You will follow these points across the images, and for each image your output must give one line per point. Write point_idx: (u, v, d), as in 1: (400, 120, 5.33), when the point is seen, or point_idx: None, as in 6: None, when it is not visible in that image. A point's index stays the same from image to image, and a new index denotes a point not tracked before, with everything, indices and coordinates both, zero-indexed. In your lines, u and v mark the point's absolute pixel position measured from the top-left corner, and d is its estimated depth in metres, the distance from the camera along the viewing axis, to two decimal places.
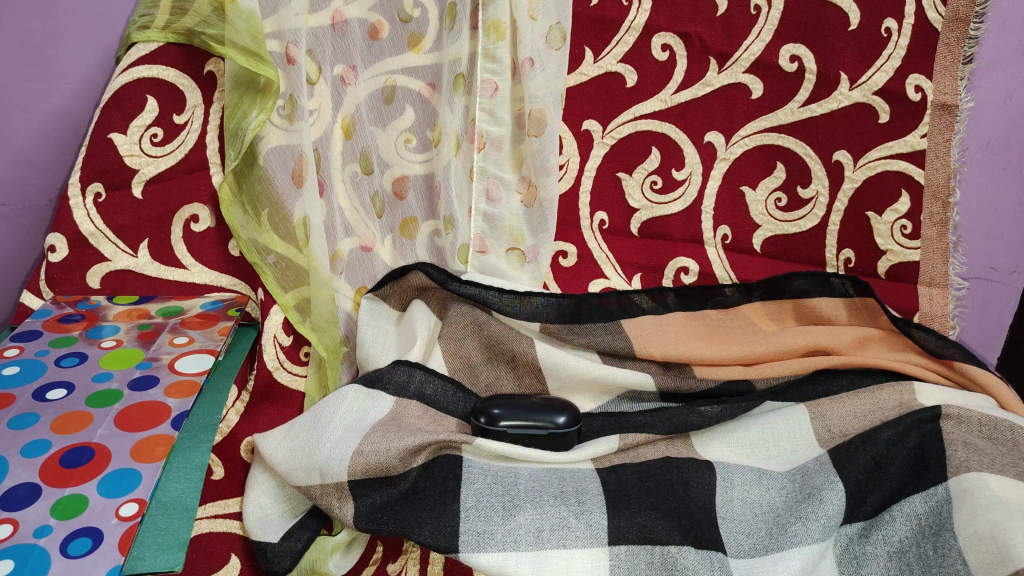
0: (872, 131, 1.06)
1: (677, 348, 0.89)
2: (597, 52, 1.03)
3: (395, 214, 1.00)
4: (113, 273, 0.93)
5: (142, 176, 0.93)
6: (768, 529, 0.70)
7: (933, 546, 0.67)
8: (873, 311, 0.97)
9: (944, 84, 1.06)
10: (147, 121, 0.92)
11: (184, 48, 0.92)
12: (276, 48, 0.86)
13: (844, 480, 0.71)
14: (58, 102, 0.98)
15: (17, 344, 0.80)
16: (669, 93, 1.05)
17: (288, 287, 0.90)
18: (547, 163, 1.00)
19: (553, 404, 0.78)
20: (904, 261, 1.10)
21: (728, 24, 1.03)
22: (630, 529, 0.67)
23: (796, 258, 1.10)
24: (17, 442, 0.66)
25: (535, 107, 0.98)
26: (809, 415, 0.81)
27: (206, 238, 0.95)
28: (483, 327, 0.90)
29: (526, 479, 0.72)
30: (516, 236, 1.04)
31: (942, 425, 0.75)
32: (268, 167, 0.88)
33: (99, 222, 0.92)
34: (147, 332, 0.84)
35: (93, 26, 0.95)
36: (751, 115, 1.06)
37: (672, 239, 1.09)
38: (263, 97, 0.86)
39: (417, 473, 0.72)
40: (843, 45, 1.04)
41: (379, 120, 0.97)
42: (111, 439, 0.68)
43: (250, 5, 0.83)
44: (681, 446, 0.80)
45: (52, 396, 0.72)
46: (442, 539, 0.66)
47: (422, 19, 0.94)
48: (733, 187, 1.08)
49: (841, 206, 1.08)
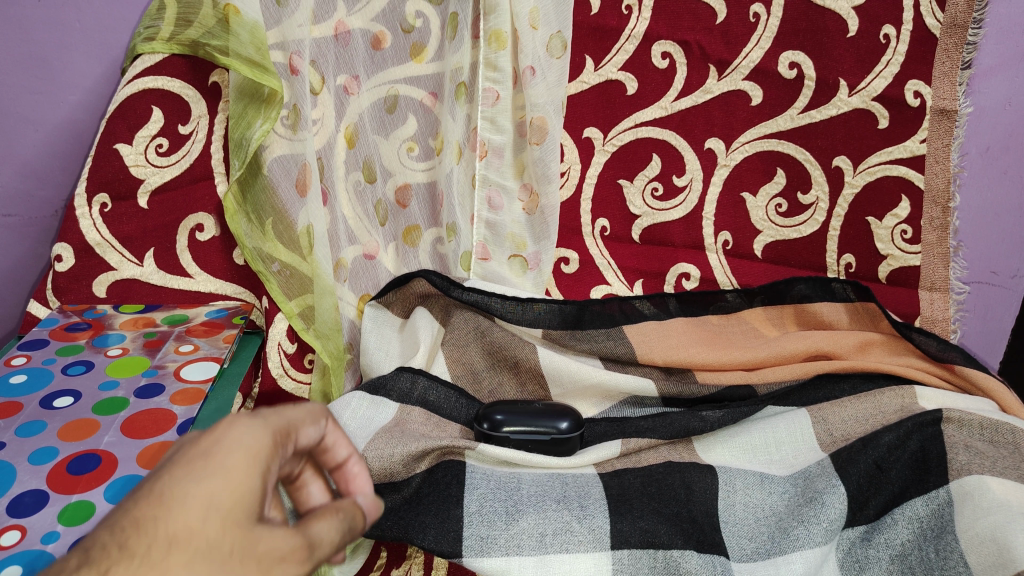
0: (872, 136, 1.07)
1: (679, 353, 0.90)
2: (597, 61, 1.04)
3: (398, 223, 1.01)
4: (118, 282, 0.94)
5: (147, 187, 0.94)
6: (771, 533, 0.70)
7: (935, 549, 0.67)
8: (874, 315, 0.97)
9: (943, 89, 1.06)
10: (153, 131, 0.94)
11: (190, 60, 0.94)
12: (281, 59, 0.87)
13: (846, 484, 0.72)
14: (63, 114, 0.99)
15: (24, 352, 0.80)
16: (669, 101, 1.06)
17: (292, 295, 0.91)
18: (549, 170, 1.01)
19: (555, 409, 0.79)
20: (905, 265, 1.11)
21: (727, 32, 1.04)
22: (632, 533, 0.68)
23: (796, 263, 1.10)
24: (24, 450, 0.67)
25: (536, 115, 0.99)
26: (810, 420, 0.82)
27: (212, 246, 0.97)
28: (485, 334, 0.90)
29: (529, 484, 0.73)
30: (517, 242, 1.06)
31: (943, 429, 0.76)
32: (271, 177, 0.89)
33: (105, 231, 0.93)
34: (152, 340, 0.85)
35: (99, 39, 0.97)
36: (751, 122, 1.06)
37: (673, 245, 1.10)
38: (266, 107, 0.87)
39: (421, 479, 0.73)
40: (842, 51, 1.04)
41: (381, 129, 0.97)
42: (118, 446, 0.69)
43: (254, 16, 0.85)
44: (683, 451, 0.81)
45: (59, 404, 0.73)
46: (446, 544, 0.66)
47: (424, 30, 0.96)
48: (734, 194, 1.08)
49: (841, 211, 1.09)
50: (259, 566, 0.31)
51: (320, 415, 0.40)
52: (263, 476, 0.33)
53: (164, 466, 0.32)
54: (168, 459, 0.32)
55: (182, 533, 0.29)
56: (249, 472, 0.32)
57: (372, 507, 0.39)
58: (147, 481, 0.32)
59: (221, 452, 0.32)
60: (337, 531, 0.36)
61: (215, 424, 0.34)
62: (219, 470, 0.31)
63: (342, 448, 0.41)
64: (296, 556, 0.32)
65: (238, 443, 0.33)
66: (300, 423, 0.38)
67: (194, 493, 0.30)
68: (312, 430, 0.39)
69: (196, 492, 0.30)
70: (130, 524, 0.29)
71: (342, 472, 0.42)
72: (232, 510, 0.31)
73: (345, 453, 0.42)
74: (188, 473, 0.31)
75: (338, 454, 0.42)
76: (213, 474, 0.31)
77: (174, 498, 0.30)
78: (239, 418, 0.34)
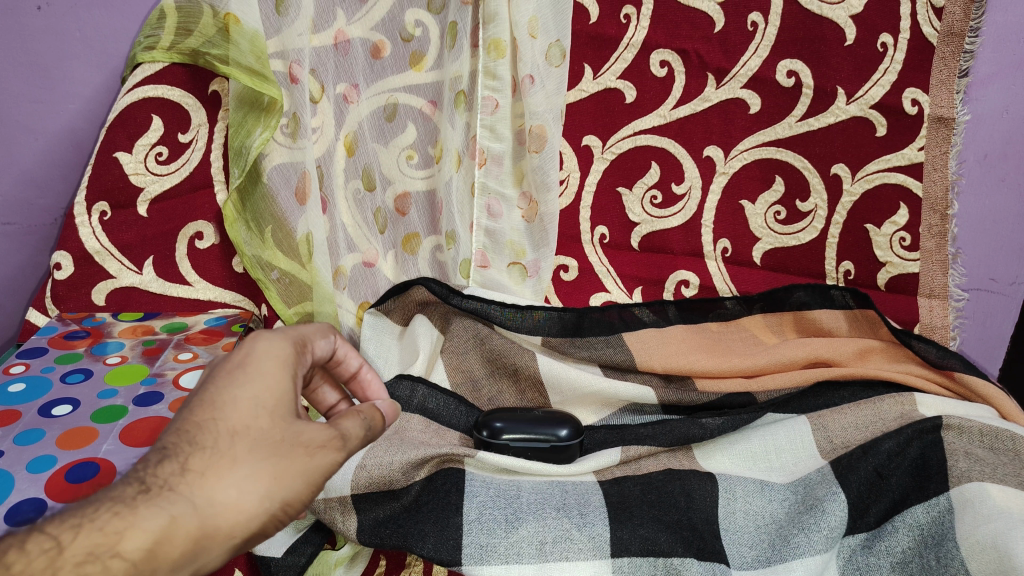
0: (870, 144, 1.07)
1: (678, 360, 0.90)
2: (596, 69, 1.05)
3: (397, 230, 1.01)
4: (117, 290, 0.94)
5: (147, 195, 0.94)
6: (772, 540, 0.70)
7: (936, 556, 0.67)
8: (873, 323, 0.98)
9: (941, 97, 1.06)
10: (152, 140, 0.94)
11: (189, 69, 0.95)
12: (281, 67, 0.87)
13: (846, 491, 0.71)
14: (64, 122, 0.99)
15: (23, 361, 0.80)
16: (668, 109, 1.06)
17: (291, 302, 0.92)
18: (548, 178, 1.02)
19: (555, 417, 0.78)
20: (904, 272, 1.11)
21: (725, 40, 1.04)
22: (632, 541, 0.67)
23: (796, 271, 1.10)
24: (22, 458, 0.66)
25: (535, 123, 1.00)
26: (810, 427, 0.81)
27: (210, 254, 0.96)
28: (484, 341, 0.90)
29: (529, 492, 0.72)
30: (516, 250, 1.06)
31: (943, 436, 0.75)
32: (271, 185, 0.89)
33: (104, 239, 0.93)
34: (151, 348, 0.85)
35: (99, 49, 0.97)
36: (750, 130, 1.07)
37: (672, 253, 1.10)
38: (266, 116, 0.87)
39: (419, 487, 0.72)
40: (839, 60, 1.04)
41: (381, 137, 0.97)
42: (116, 454, 0.68)
43: (254, 25, 0.85)
44: (683, 458, 0.80)
45: (58, 412, 0.73)
46: (445, 552, 0.66)
47: (423, 39, 0.96)
48: (733, 201, 1.09)
49: (840, 218, 1.09)
50: (305, 448, 0.46)
51: (328, 333, 0.56)
52: (292, 383, 0.48)
53: (212, 381, 0.47)
54: (214, 375, 0.47)
55: (240, 427, 0.44)
56: (280, 381, 0.47)
57: (389, 410, 0.55)
58: (200, 393, 0.46)
59: (256, 367, 0.47)
60: (361, 428, 0.50)
61: (247, 345, 0.49)
62: (258, 383, 0.46)
63: (352, 359, 0.59)
64: (333, 443, 0.47)
65: (268, 360, 0.48)
66: (311, 338, 0.54)
67: (243, 399, 0.45)
68: (322, 344, 0.56)
69: (246, 398, 0.45)
70: (202, 424, 0.44)
71: (357, 380, 0.61)
72: (275, 407, 0.46)
73: (356, 363, 0.60)
74: (235, 383, 0.46)
75: (352, 364, 0.60)
76: (255, 386, 0.46)
77: (228, 403, 0.45)
78: (264, 340, 0.49)
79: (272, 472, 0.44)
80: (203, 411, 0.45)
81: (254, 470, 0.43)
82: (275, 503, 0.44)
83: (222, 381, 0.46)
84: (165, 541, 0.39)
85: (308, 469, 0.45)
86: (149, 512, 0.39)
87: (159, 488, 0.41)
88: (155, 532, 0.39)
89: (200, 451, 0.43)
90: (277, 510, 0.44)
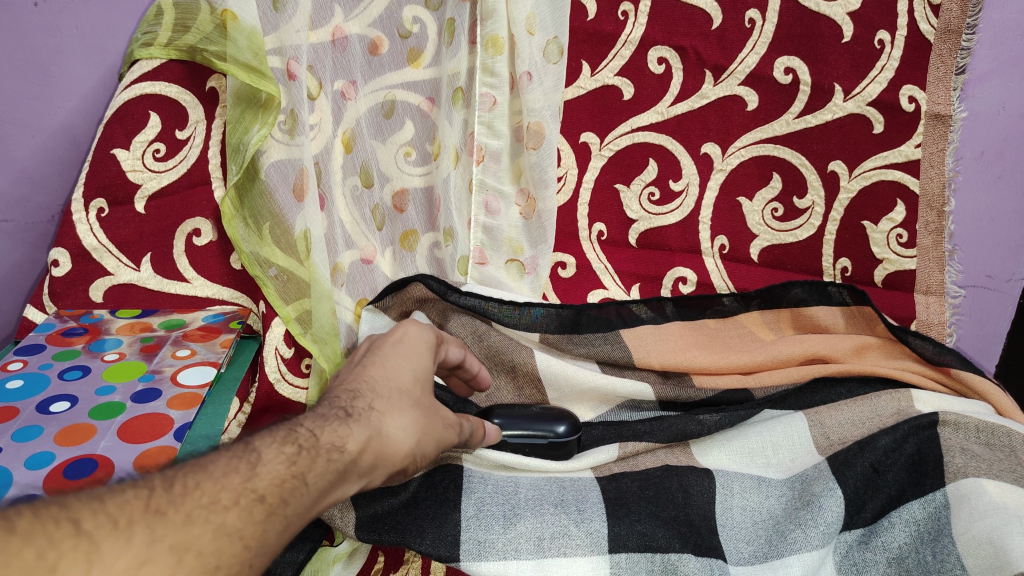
0: (867, 141, 1.07)
1: (677, 357, 0.90)
2: (593, 66, 1.05)
3: (395, 227, 1.01)
4: (115, 286, 0.94)
5: (144, 192, 0.94)
6: (768, 536, 0.70)
7: (932, 551, 0.67)
8: (870, 319, 0.97)
9: (938, 94, 1.07)
10: (149, 137, 0.94)
11: (186, 65, 0.94)
12: (277, 64, 0.86)
13: (844, 487, 0.72)
14: (61, 119, 0.99)
15: (20, 357, 0.80)
16: (665, 106, 1.07)
17: (289, 299, 0.90)
18: (546, 175, 1.01)
19: (552, 413, 0.78)
20: (900, 269, 1.11)
21: (723, 37, 1.04)
22: (630, 537, 0.67)
23: (793, 267, 1.11)
24: (20, 454, 0.66)
25: (534, 120, 1.00)
26: (807, 423, 0.82)
27: (207, 251, 0.96)
28: (483, 338, 0.89)
29: (526, 488, 0.73)
30: (515, 247, 1.06)
31: (940, 432, 0.76)
32: (268, 181, 0.89)
33: (100, 236, 0.93)
34: (149, 345, 0.85)
35: (95, 45, 0.97)
36: (747, 127, 1.07)
37: (670, 249, 1.10)
38: (263, 113, 0.87)
39: (418, 483, 0.72)
40: (836, 57, 1.04)
41: (379, 134, 0.98)
42: (115, 451, 0.68)
43: (252, 22, 0.85)
44: (680, 454, 0.81)
45: (56, 409, 0.73)
46: (443, 548, 0.66)
47: (421, 35, 0.96)
48: (731, 198, 1.09)
49: (837, 215, 1.09)
50: (441, 419, 0.57)
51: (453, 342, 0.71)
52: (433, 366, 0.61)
53: (379, 350, 0.59)
54: (378, 347, 0.60)
55: (405, 386, 0.56)
56: (428, 362, 0.60)
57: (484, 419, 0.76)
58: (370, 356, 0.58)
59: (413, 347, 0.60)
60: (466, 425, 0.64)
61: (404, 329, 0.62)
62: (414, 359, 0.59)
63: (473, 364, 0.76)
64: (451, 422, 0.59)
65: (419, 345, 0.61)
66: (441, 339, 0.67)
67: (407, 367, 0.57)
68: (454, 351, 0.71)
69: (409, 368, 0.58)
70: (380, 377, 0.55)
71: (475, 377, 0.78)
72: (427, 380, 0.58)
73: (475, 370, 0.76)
74: (399, 356, 0.58)
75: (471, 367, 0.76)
76: (413, 361, 0.58)
77: (396, 368, 0.57)
78: (415, 331, 0.63)
79: (423, 427, 0.55)
80: (377, 368, 0.57)
81: (414, 419, 0.54)
82: (419, 451, 0.54)
83: (390, 351, 0.58)
84: (365, 451, 0.49)
85: (440, 435, 0.57)
86: (358, 428, 0.50)
87: (358, 414, 0.51)
88: (361, 441, 0.49)
89: (381, 395, 0.53)
90: (416, 458, 0.55)
